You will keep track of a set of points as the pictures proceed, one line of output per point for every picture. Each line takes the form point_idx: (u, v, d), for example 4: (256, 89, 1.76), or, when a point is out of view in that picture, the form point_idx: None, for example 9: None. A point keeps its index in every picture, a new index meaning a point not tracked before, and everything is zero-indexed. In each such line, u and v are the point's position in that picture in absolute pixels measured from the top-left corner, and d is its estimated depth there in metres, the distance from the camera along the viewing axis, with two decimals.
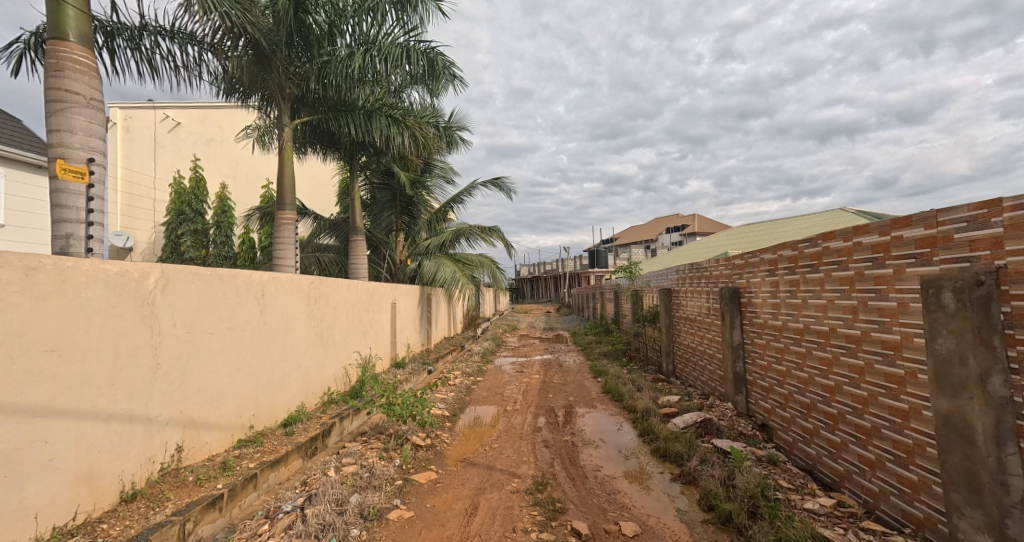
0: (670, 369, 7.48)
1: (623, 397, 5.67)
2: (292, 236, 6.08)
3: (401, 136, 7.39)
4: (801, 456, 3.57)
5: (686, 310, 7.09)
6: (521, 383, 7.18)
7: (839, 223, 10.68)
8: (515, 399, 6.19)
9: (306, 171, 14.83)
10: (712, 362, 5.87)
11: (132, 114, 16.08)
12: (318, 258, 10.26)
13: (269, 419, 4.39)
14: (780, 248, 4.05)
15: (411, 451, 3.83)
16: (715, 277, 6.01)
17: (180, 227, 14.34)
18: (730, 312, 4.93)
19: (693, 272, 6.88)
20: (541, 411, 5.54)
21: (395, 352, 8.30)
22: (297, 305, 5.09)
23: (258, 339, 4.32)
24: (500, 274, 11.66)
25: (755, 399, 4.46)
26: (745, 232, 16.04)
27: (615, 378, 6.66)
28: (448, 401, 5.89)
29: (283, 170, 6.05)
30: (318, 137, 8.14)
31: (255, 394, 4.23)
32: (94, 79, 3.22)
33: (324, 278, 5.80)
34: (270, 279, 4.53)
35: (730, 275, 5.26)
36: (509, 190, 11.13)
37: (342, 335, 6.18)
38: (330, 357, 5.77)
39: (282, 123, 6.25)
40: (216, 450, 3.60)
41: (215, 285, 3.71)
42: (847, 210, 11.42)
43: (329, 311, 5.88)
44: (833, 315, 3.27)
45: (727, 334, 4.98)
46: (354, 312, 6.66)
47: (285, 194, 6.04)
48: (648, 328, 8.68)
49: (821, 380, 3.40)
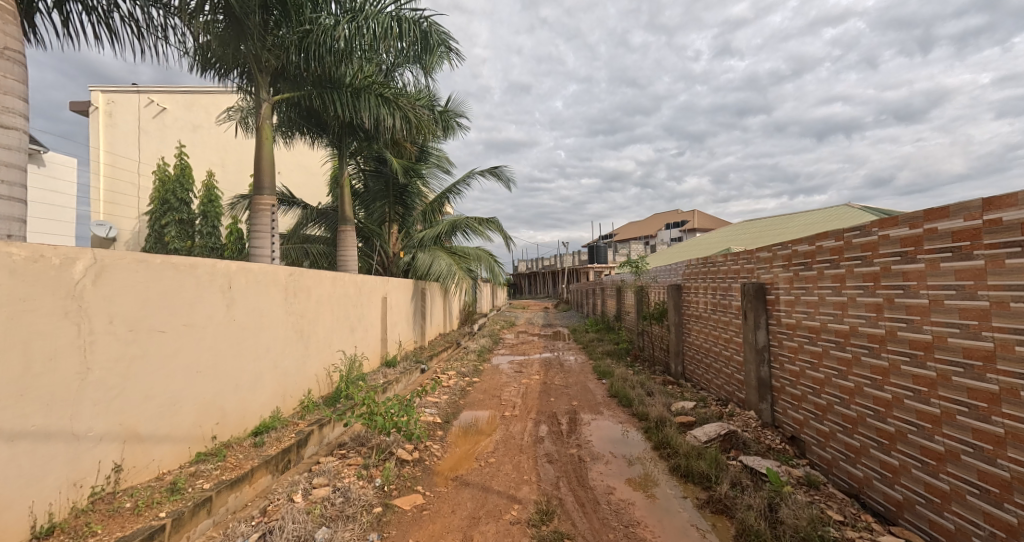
0: (680, 371, 7.02)
1: (633, 403, 5.19)
2: (270, 224, 5.54)
3: (392, 117, 6.86)
4: (844, 478, 3.12)
5: (697, 307, 6.60)
6: (520, 385, 6.70)
7: (847, 218, 10.28)
8: (514, 403, 5.70)
9: (295, 160, 14.26)
10: (729, 365, 5.39)
11: (115, 98, 15.48)
12: (305, 250, 9.76)
13: (237, 428, 3.89)
14: (820, 239, 3.54)
15: (395, 469, 3.34)
16: (731, 273, 5.49)
17: (164, 216, 13.77)
18: (755, 310, 4.44)
19: (705, 268, 6.35)
20: (543, 417, 5.05)
21: (385, 350, 7.80)
22: (272, 299, 4.56)
23: (225, 337, 3.80)
24: (498, 268, 11.17)
25: (784, 409, 3.98)
26: (749, 228, 15.55)
27: (622, 381, 6.19)
28: (440, 406, 5.40)
29: (261, 151, 5.48)
30: (305, 119, 7.57)
31: (221, 400, 3.73)
32: (10, 26, 2.80)
33: (303, 269, 5.26)
34: (239, 270, 4.00)
35: (752, 271, 4.76)
36: (508, 179, 10.62)
37: (325, 333, 5.64)
38: (311, 357, 5.25)
39: (259, 99, 5.67)
40: (170, 467, 3.10)
41: (168, 274, 3.18)
42: (854, 206, 11.04)
43: (310, 306, 5.35)
44: (891, 316, 2.79)
45: (750, 336, 4.49)
46: (338, 308, 6.11)
47: (263, 178, 5.51)
48: (654, 327, 8.20)
49: (873, 392, 2.93)
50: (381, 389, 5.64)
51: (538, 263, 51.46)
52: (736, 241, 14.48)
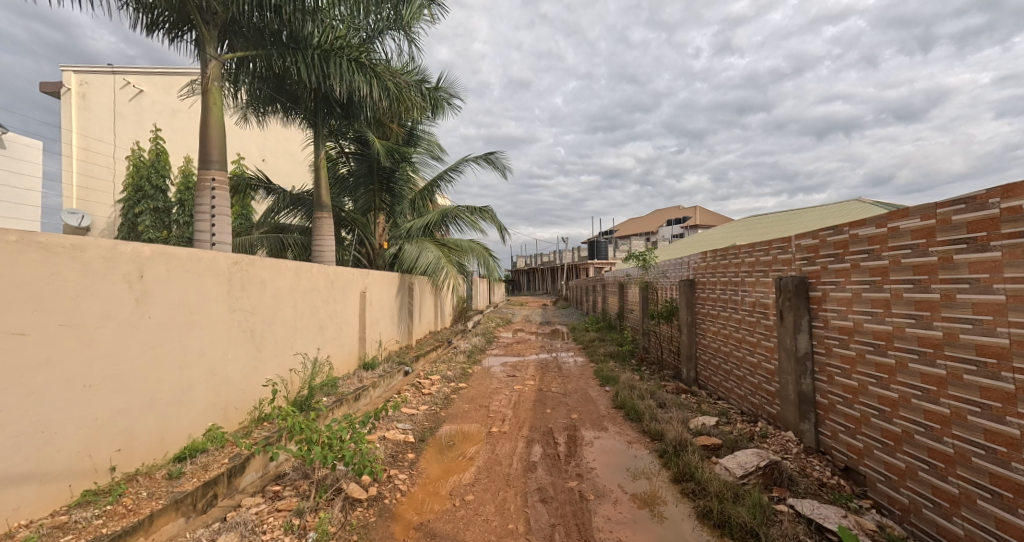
0: (692, 377, 6.24)
1: (643, 418, 4.42)
2: (210, 205, 4.70)
3: (369, 86, 6.08)
4: (933, 533, 2.38)
5: (712, 305, 5.81)
6: (513, 391, 5.93)
7: (862, 214, 9.50)
8: (504, 415, 4.91)
9: (279, 145, 13.72)
10: (754, 375, 4.54)
11: (90, 79, 14.63)
12: (281, 240, 9.12)
13: (152, 453, 3.12)
14: (897, 218, 2.73)
15: (336, 517, 2.60)
16: (757, 264, 4.64)
17: (138, 204, 12.95)
18: (795, 310, 3.63)
19: (725, 260, 5.48)
20: (536, 435, 4.27)
21: (363, 351, 7.02)
22: (209, 294, 3.77)
23: (135, 341, 3.02)
24: (493, 262, 10.40)
25: (833, 431, 3.20)
26: (752, 224, 14.81)
27: (629, 389, 5.42)
28: (416, 421, 4.63)
29: (209, 120, 4.68)
30: (274, 92, 6.75)
31: (131, 420, 2.97)
32: None
33: (255, 257, 4.43)
34: (156, 254, 3.20)
35: (788, 262, 3.93)
36: (504, 167, 9.81)
37: (281, 332, 4.82)
38: (261, 361, 4.45)
39: (205, 56, 4.80)
40: (32, 517, 2.39)
41: (31, 259, 2.42)
42: (866, 201, 10.27)
43: (264, 301, 4.56)
44: (1019, 321, 2.05)
45: (789, 340, 3.68)
46: (300, 304, 5.27)
47: (210, 148, 4.69)
48: (663, 326, 7.42)
49: (983, 423, 2.19)
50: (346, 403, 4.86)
51: (537, 259, 50.73)
52: (742, 236, 13.64)
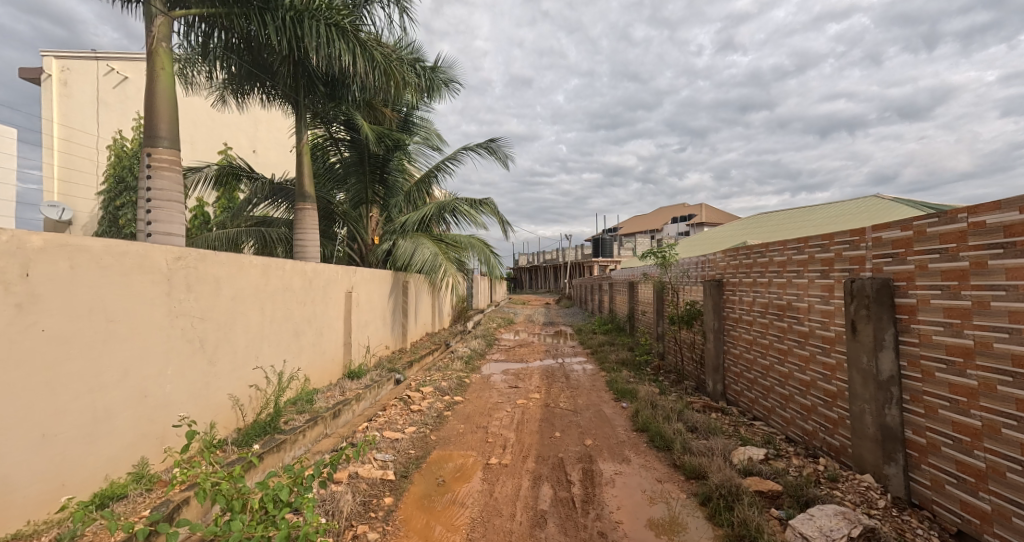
0: (719, 390, 5.44)
1: (674, 447, 3.66)
2: (153, 189, 3.96)
3: (351, 54, 5.31)
4: None
5: (744, 309, 5.01)
6: (515, 408, 5.18)
7: (886, 209, 8.65)
8: (506, 441, 4.14)
9: (270, 135, 13.58)
10: (806, 395, 3.72)
11: (71, 66, 13.88)
12: (263, 234, 8.39)
13: (44, 506, 2.41)
14: None
15: None
16: (811, 263, 3.75)
17: (120, 196, 12.26)
18: (875, 321, 2.81)
19: (763, 257, 4.59)
20: (545, 470, 3.51)
21: (347, 358, 6.27)
22: (139, 298, 3.03)
23: (14, 362, 2.29)
24: (493, 259, 9.70)
25: (937, 481, 2.43)
26: (763, 222, 14.03)
27: (651, 408, 4.65)
28: (399, 449, 3.86)
29: (156, 88, 3.93)
30: (249, 69, 6.03)
31: (7, 466, 2.25)
32: None
33: (205, 252, 3.67)
34: (51, 246, 2.47)
35: (861, 261, 3.08)
36: (506, 156, 8.99)
37: (238, 341, 4.05)
38: (214, 377, 3.70)
39: (150, 9, 4.02)
40: None
41: None
42: (883, 198, 9.42)
43: (216, 303, 3.80)
44: None
45: (866, 360, 2.88)
46: (263, 308, 4.45)
47: (158, 121, 3.95)
48: (683, 331, 6.61)
49: None
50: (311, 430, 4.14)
51: (539, 257, 49.92)
52: (754, 234, 12.76)
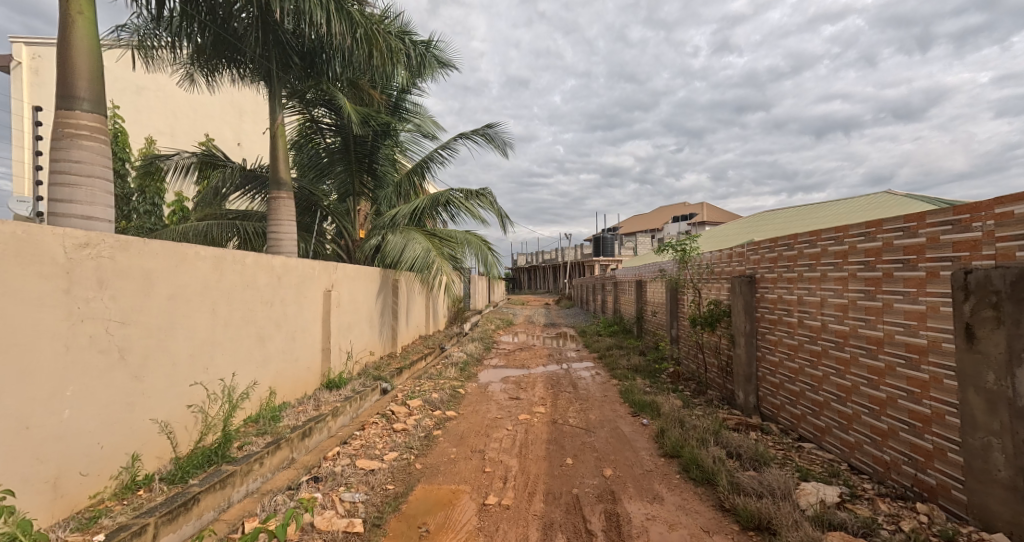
0: (752, 403, 4.69)
1: (721, 484, 2.90)
2: (70, 162, 3.19)
3: (325, 12, 4.56)
4: None
5: (783, 309, 4.26)
6: (517, 425, 4.43)
7: (907, 199, 7.96)
8: (507, 471, 3.38)
9: (256, 127, 12.83)
10: (881, 417, 2.97)
11: (43, 52, 13.01)
12: (237, 228, 7.61)
13: None
14: None
15: None
16: (887, 251, 2.95)
17: None
18: (1009, 327, 2.07)
19: (813, 247, 3.79)
20: (558, 514, 2.76)
21: (325, 366, 5.51)
22: (18, 297, 2.27)
23: None
24: (491, 256, 8.94)
25: None
26: (768, 219, 13.37)
27: (681, 427, 3.90)
28: (374, 485, 3.09)
29: (73, 40, 3.15)
30: (214, 39, 5.27)
31: None
32: None
33: (127, 239, 2.90)
34: None
35: (975, 246, 2.33)
36: (504, 144, 8.26)
37: (178, 350, 3.28)
38: (140, 396, 2.95)
39: None
40: None
41: None
42: (900, 192, 8.80)
43: (145, 301, 3.03)
44: None
45: (992, 379, 2.14)
46: (214, 309, 3.68)
47: (74, 79, 3.19)
48: (705, 335, 5.87)
49: None
50: (268, 458, 3.38)
51: (537, 257, 49.10)
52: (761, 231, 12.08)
